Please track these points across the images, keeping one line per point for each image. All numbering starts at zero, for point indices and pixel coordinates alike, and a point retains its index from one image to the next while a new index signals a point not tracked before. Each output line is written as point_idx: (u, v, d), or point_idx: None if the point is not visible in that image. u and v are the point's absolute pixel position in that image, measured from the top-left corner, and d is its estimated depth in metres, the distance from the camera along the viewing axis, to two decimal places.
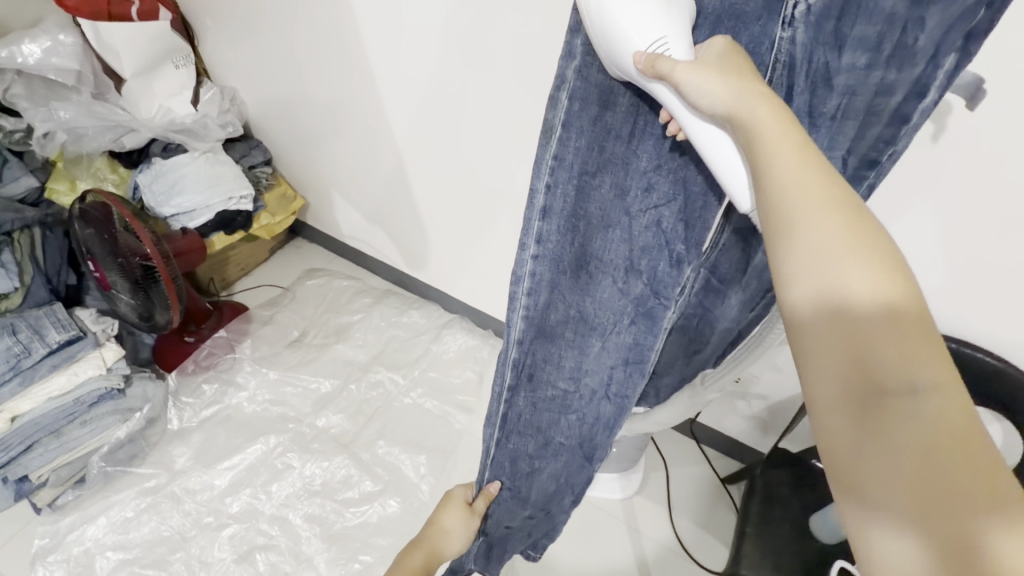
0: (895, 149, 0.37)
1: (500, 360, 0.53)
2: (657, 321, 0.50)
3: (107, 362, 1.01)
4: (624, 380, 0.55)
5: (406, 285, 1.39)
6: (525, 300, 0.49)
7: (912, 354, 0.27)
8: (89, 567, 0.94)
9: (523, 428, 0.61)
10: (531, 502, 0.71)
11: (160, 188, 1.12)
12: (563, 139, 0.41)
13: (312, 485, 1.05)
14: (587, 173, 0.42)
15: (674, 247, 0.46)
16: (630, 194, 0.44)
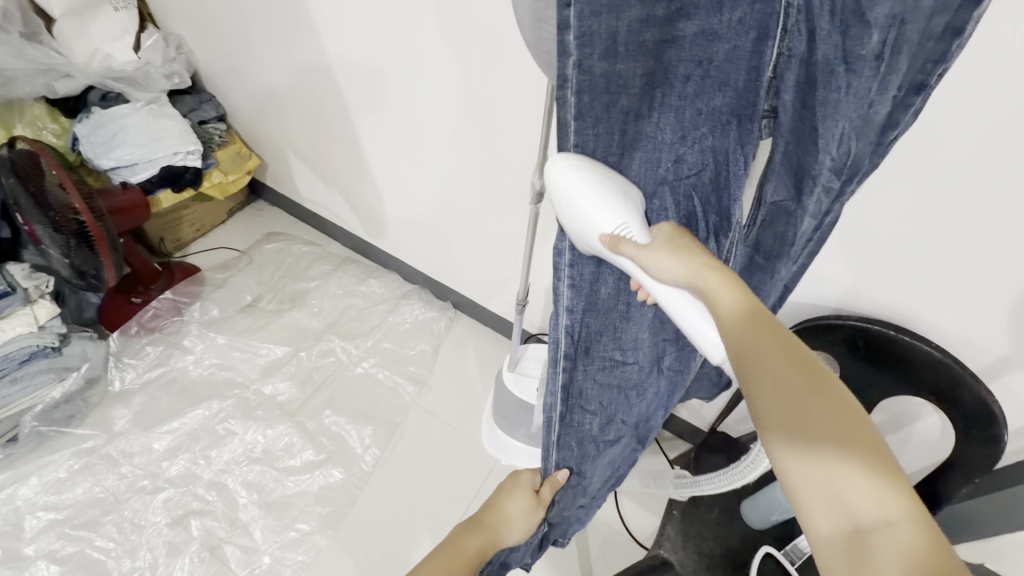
0: (944, 68, 0.35)
1: (553, 329, 0.52)
2: None
3: (39, 320, 0.98)
4: (675, 354, 0.62)
5: (367, 253, 1.35)
6: (569, 272, 0.50)
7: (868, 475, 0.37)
8: (17, 526, 0.92)
9: (586, 404, 0.60)
10: (591, 489, 0.70)
11: (98, 139, 1.07)
12: (579, 130, 0.40)
13: (253, 452, 1.03)
14: (614, 156, 0.44)
15: (708, 217, 0.51)
16: (662, 165, 0.47)
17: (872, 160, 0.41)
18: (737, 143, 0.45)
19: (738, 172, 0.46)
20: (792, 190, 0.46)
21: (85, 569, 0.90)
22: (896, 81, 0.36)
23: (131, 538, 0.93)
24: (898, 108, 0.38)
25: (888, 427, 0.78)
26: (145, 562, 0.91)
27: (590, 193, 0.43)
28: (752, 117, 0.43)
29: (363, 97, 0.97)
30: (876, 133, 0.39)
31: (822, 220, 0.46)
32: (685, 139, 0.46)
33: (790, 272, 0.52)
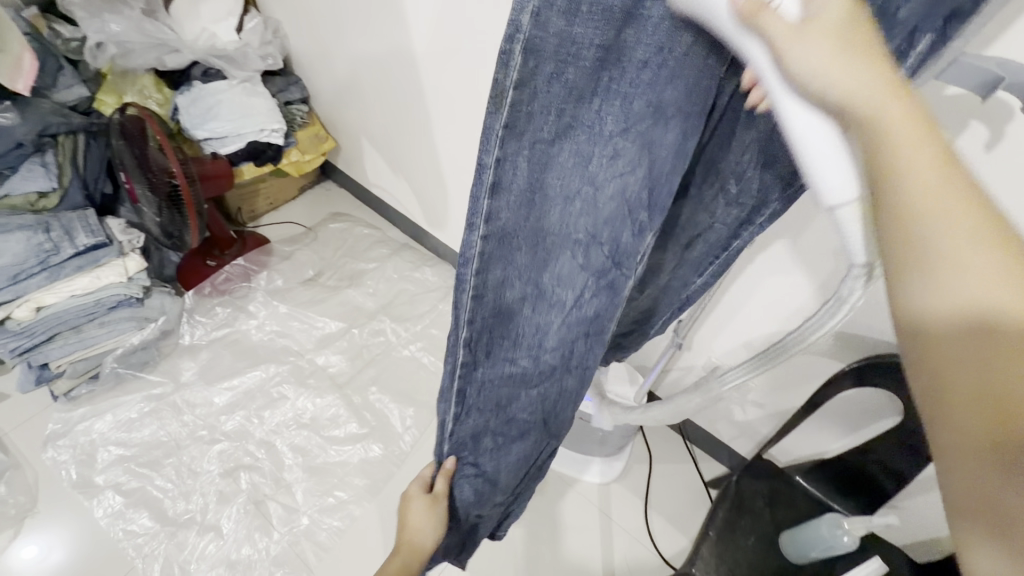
0: None
1: (449, 340, 0.43)
2: (620, 291, 0.44)
3: (129, 272, 1.06)
4: (584, 351, 0.48)
5: (424, 242, 1.39)
6: (473, 282, 0.40)
7: None
8: (92, 456, 1.01)
9: (487, 409, 0.50)
10: (505, 483, 0.62)
11: (194, 111, 1.14)
12: (516, 103, 0.32)
13: (302, 417, 1.09)
14: (544, 142, 0.35)
15: (637, 217, 0.40)
16: (594, 161, 0.37)
17: (782, 198, 0.45)
18: (681, 137, 0.38)
19: (671, 165, 0.39)
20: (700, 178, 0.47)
21: (145, 505, 0.97)
22: None
23: (187, 482, 1.00)
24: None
25: None
26: (197, 506, 0.97)
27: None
28: (699, 113, 0.37)
29: (439, 93, 1.01)
30: (790, 174, 0.43)
31: (730, 242, 0.51)
32: (627, 131, 0.36)
33: (700, 289, 0.57)
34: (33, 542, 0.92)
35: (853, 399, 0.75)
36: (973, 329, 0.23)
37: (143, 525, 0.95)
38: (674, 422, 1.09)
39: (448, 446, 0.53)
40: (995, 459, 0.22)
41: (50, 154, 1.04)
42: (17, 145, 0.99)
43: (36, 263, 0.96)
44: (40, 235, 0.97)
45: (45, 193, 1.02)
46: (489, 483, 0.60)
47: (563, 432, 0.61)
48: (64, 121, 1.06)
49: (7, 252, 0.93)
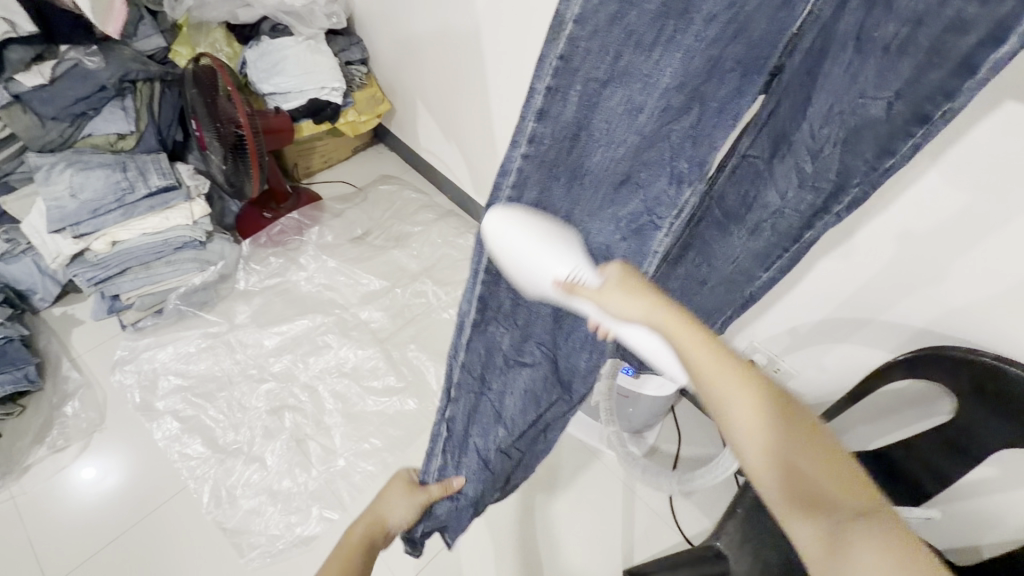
0: (952, 106, 0.36)
1: (474, 246, 0.49)
2: (648, 241, 0.54)
3: (194, 216, 1.13)
4: None
5: (469, 209, 1.41)
6: (508, 194, 0.46)
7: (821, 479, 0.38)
8: (154, 383, 1.09)
9: (503, 321, 0.57)
10: (511, 423, 0.68)
11: (263, 65, 1.19)
12: (574, 36, 0.38)
13: (344, 366, 1.14)
14: (597, 81, 0.41)
15: (677, 165, 0.50)
16: (642, 112, 0.44)
17: (864, 182, 0.45)
18: (735, 93, 0.46)
19: (719, 122, 0.47)
20: (769, 151, 0.52)
21: (199, 432, 1.04)
22: (893, 86, 0.39)
23: (237, 415, 1.06)
24: (899, 133, 0.41)
25: (994, 484, 0.70)
26: (245, 438, 1.03)
27: (534, 246, 0.45)
28: (758, 71, 0.46)
29: (497, 56, 1.01)
30: (875, 155, 0.43)
31: (802, 233, 0.54)
32: (680, 86, 0.43)
33: (765, 278, 0.60)
34: (93, 463, 1.00)
35: (907, 391, 0.74)
36: (763, 461, 0.40)
37: (196, 450, 1.02)
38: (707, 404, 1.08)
39: (461, 355, 0.57)
40: (821, 530, 0.36)
41: (129, 99, 1.10)
42: (101, 88, 1.04)
43: (114, 200, 1.03)
44: (118, 173, 1.04)
45: (123, 135, 1.08)
46: (494, 412, 0.65)
47: (572, 386, 0.71)
48: (143, 69, 1.09)
49: (89, 187, 1.02)
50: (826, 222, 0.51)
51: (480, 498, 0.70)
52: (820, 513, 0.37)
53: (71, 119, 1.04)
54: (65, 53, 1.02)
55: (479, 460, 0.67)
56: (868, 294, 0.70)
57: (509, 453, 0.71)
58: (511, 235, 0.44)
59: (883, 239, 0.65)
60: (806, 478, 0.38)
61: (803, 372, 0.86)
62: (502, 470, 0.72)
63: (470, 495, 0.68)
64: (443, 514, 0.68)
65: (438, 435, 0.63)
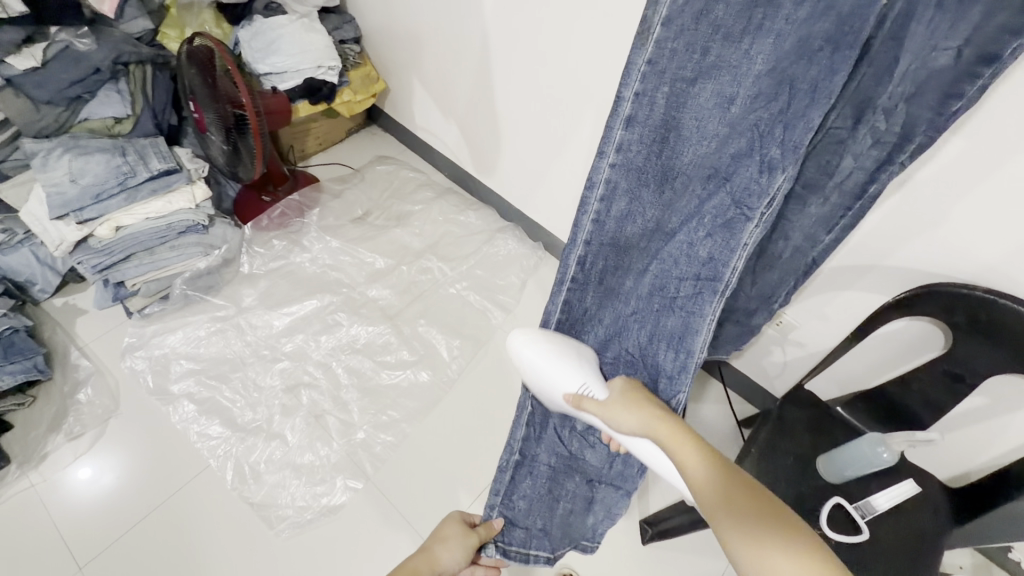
0: (1019, 43, 0.39)
1: (566, 253, 0.64)
2: (736, 234, 0.54)
3: (196, 199, 1.12)
4: (691, 298, 0.59)
5: (468, 186, 1.43)
6: (600, 198, 0.59)
7: (745, 504, 0.51)
8: (166, 368, 1.09)
9: (584, 317, 0.69)
10: (595, 413, 0.74)
11: (258, 45, 1.18)
12: (660, 39, 0.48)
13: (355, 343, 1.15)
14: (684, 79, 0.49)
15: (768, 151, 0.49)
16: (733, 102, 0.49)
17: (928, 129, 0.46)
18: (826, 71, 0.44)
19: (812, 103, 0.45)
20: (851, 121, 0.50)
21: (216, 413, 1.05)
22: (963, 31, 0.41)
23: (253, 395, 1.07)
24: (963, 76, 0.42)
25: (985, 413, 0.76)
26: (263, 416, 1.05)
27: (547, 361, 0.67)
28: (852, 44, 0.43)
29: (507, 27, 1.04)
30: (938, 102, 0.44)
31: (865, 189, 0.53)
32: (772, 71, 0.46)
33: (828, 241, 0.60)
34: (87, 463, 0.98)
35: (903, 333, 0.79)
36: (706, 492, 0.54)
37: (215, 430, 1.03)
38: (711, 364, 1.13)
39: None
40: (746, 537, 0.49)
41: (123, 82, 1.08)
42: (95, 71, 1.02)
43: (116, 184, 1.02)
44: (118, 157, 1.03)
45: (120, 119, 1.07)
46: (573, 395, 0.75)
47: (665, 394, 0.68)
48: (135, 51, 1.07)
49: (89, 173, 1.00)
50: (891, 173, 0.51)
51: (559, 475, 0.77)
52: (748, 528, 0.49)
53: (66, 102, 1.02)
54: (56, 34, 1.00)
55: (557, 437, 0.76)
56: (876, 244, 0.74)
57: (595, 445, 0.75)
58: (531, 353, 0.68)
59: (890, 191, 0.69)
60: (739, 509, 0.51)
61: (806, 324, 0.91)
62: (583, 459, 0.76)
63: (548, 467, 0.77)
64: (523, 497, 0.76)
65: (522, 408, 0.75)
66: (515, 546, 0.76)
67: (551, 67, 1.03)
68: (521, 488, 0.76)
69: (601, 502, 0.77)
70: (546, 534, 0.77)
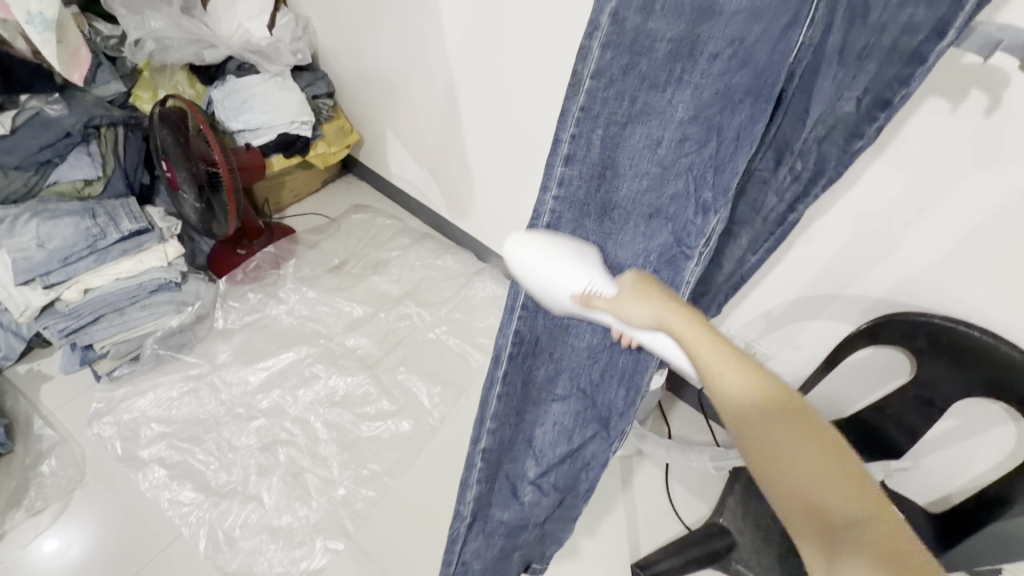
0: (907, 90, 0.40)
1: (510, 291, 0.54)
2: (680, 270, 0.54)
3: (168, 257, 1.11)
4: (640, 335, 0.57)
5: (444, 231, 1.45)
6: (544, 233, 0.52)
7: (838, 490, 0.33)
8: (135, 433, 1.05)
9: (534, 365, 0.59)
10: (543, 457, 0.67)
11: (231, 104, 1.20)
12: (592, 88, 0.46)
13: (334, 396, 1.13)
14: (617, 123, 0.47)
15: (703, 195, 0.51)
16: (663, 144, 0.48)
17: (838, 165, 0.48)
18: (749, 120, 0.49)
19: (737, 149, 0.49)
20: (773, 163, 0.54)
21: (188, 477, 1.01)
22: (862, 80, 0.43)
23: (227, 456, 1.03)
24: (863, 119, 0.44)
25: (956, 434, 0.78)
26: (238, 477, 1.01)
27: (546, 264, 0.49)
28: (767, 99, 0.48)
29: (473, 79, 1.09)
30: (844, 140, 0.46)
31: (785, 218, 0.56)
32: (694, 118, 0.47)
33: (754, 263, 0.61)
34: (47, 541, 0.93)
35: (871, 360, 0.81)
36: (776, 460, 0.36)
37: (188, 496, 0.99)
38: (693, 397, 1.14)
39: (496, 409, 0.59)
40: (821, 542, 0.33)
41: (94, 144, 1.09)
42: (65, 134, 1.03)
43: (85, 246, 1.01)
44: (88, 220, 1.02)
45: (90, 181, 1.07)
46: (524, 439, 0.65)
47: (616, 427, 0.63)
48: (107, 114, 1.09)
49: (58, 236, 0.99)
50: (808, 204, 0.53)
51: (512, 529, 0.74)
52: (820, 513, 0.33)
53: (35, 166, 1.02)
54: (26, 102, 1.02)
55: (511, 486, 0.69)
56: (833, 276, 0.78)
57: (544, 488, 0.71)
58: (529, 257, 0.49)
59: (842, 221, 0.72)
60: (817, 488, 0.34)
61: (779, 354, 0.92)
62: (537, 503, 0.72)
63: (499, 519, 0.72)
64: (475, 558, 0.74)
65: (471, 463, 0.63)
66: None
67: (518, 116, 1.07)
68: (471, 549, 0.72)
69: (550, 532, 0.80)
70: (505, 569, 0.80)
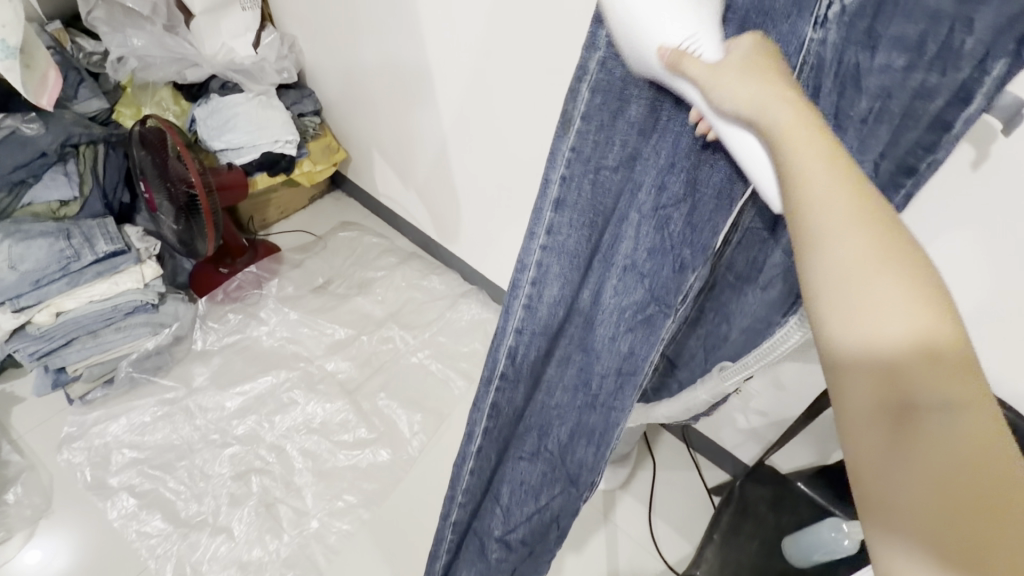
0: (934, 158, 0.35)
1: (496, 340, 0.57)
2: (655, 329, 0.50)
3: (145, 278, 1.09)
4: (613, 392, 0.55)
5: (432, 251, 1.42)
6: (530, 286, 0.52)
7: (952, 390, 0.25)
8: (106, 459, 1.03)
9: (508, 422, 0.64)
10: (511, 519, 0.69)
11: (213, 123, 1.18)
12: (580, 130, 0.44)
13: (312, 423, 1.11)
14: (606, 167, 0.46)
15: (681, 252, 0.46)
16: (642, 191, 0.45)
17: None
18: (727, 179, 0.43)
19: (717, 207, 0.44)
20: (767, 223, 0.48)
21: (158, 507, 0.99)
22: (875, 147, 0.36)
23: (199, 485, 1.01)
24: (887, 186, 0.38)
25: None
26: (209, 508, 0.99)
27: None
28: None
29: (459, 104, 1.07)
30: None
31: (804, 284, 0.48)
32: (674, 167, 0.43)
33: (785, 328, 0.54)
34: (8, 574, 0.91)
35: None
36: (876, 345, 0.27)
37: (156, 526, 0.96)
38: (679, 430, 1.11)
39: (467, 467, 0.66)
40: (885, 438, 0.26)
41: (71, 163, 1.07)
42: (41, 154, 1.02)
43: (57, 269, 0.99)
44: (62, 241, 1.00)
45: (66, 201, 1.05)
46: (491, 494, 0.70)
47: (585, 483, 0.63)
48: (86, 131, 1.08)
49: (31, 257, 0.97)
50: None
51: None
52: (908, 409, 0.26)
53: (8, 187, 1.01)
54: (1, 121, 0.99)
55: (480, 542, 0.73)
56: None
57: (513, 545, 0.72)
58: None
59: None
60: (906, 386, 0.26)
61: (765, 392, 0.90)
62: (504, 560, 0.73)
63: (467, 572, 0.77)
64: None
65: (444, 526, 0.73)
66: None
67: (504, 144, 1.06)
68: None
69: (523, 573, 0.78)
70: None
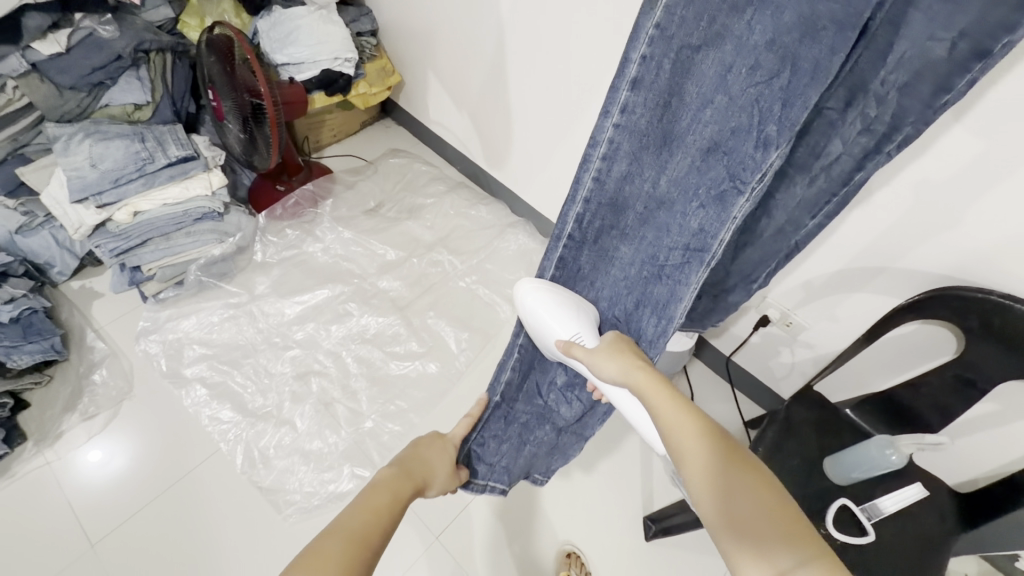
0: (1011, 39, 0.36)
1: (566, 209, 0.63)
2: (727, 207, 0.53)
3: (213, 187, 1.14)
4: (679, 266, 0.59)
5: (481, 181, 1.44)
6: (601, 160, 0.57)
7: (731, 468, 0.48)
8: (178, 353, 1.11)
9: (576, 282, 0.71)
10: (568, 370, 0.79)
11: (276, 36, 1.19)
12: (669, 5, 0.45)
13: (365, 333, 1.16)
14: (690, 47, 0.47)
15: (766, 128, 0.47)
16: (733, 71, 0.47)
17: (917, 121, 0.45)
18: (827, 51, 0.42)
19: (813, 81, 0.44)
20: (843, 102, 0.48)
21: (227, 398, 1.07)
22: (959, 21, 0.38)
23: (263, 380, 1.09)
24: (956, 71, 0.40)
25: (994, 418, 0.76)
26: (273, 402, 1.06)
27: (548, 311, 0.67)
28: (854, 26, 0.41)
29: (522, 23, 1.05)
30: (930, 93, 0.42)
31: (851, 176, 0.52)
32: (772, 44, 0.44)
33: (811, 227, 0.58)
34: (99, 445, 1.00)
35: (909, 337, 0.79)
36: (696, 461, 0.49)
37: (226, 415, 1.05)
38: (720, 364, 1.13)
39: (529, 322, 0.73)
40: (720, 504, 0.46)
41: (143, 69, 1.09)
42: (117, 57, 1.03)
43: (135, 169, 1.03)
44: (138, 144, 1.04)
45: (139, 106, 1.09)
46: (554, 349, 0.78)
47: None
48: (156, 38, 1.09)
49: (110, 157, 1.01)
50: (877, 163, 0.50)
51: (532, 421, 0.82)
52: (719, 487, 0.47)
53: (88, 88, 1.03)
54: (80, 21, 1.00)
55: (536, 386, 0.81)
56: (884, 248, 0.75)
57: (570, 401, 0.80)
58: (536, 299, 0.68)
59: (902, 193, 0.69)
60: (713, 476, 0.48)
61: (816, 325, 0.90)
62: (557, 412, 0.81)
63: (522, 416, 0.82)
64: (493, 438, 0.80)
65: (511, 351, 0.77)
66: (479, 479, 0.81)
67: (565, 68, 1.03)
68: (491, 431, 0.80)
69: (562, 446, 0.85)
70: (506, 471, 0.84)
